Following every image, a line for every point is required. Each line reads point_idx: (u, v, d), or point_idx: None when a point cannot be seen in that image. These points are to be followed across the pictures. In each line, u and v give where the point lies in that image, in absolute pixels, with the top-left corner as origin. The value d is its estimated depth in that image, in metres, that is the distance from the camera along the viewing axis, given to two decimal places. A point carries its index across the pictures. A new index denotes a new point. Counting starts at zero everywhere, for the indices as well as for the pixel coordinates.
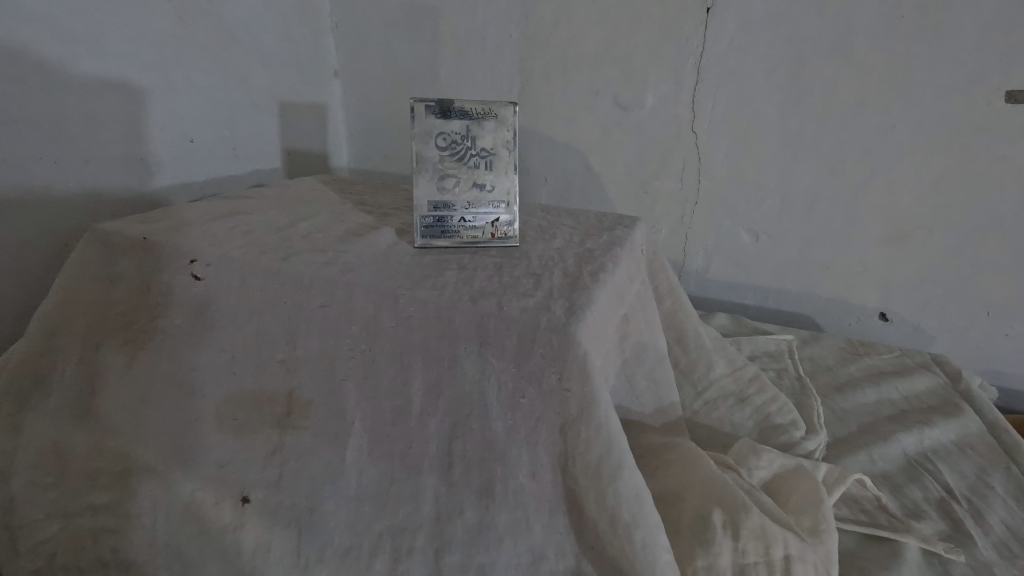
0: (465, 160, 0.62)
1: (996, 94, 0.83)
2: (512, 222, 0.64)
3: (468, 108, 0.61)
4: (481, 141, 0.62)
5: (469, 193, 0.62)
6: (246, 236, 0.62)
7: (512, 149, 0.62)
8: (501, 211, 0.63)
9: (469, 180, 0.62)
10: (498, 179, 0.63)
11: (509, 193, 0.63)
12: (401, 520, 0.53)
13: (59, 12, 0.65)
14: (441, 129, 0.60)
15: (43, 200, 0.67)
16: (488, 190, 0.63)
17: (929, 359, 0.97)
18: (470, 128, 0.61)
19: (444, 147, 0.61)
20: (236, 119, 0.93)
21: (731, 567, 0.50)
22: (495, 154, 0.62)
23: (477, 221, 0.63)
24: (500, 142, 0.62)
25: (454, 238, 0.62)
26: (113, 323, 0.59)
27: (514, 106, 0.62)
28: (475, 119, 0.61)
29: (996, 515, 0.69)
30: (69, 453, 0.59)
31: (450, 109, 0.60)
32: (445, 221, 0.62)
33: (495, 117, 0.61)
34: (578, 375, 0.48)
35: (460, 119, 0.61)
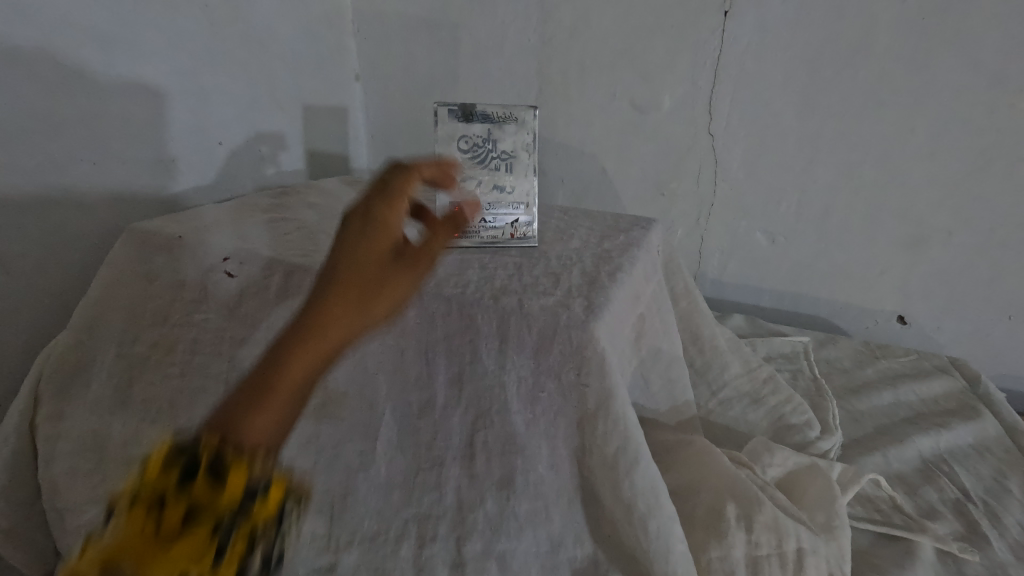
0: (486, 162, 0.64)
1: (1018, 96, 0.83)
2: (532, 223, 0.65)
3: (489, 112, 0.64)
4: (502, 144, 0.64)
5: (491, 195, 0.65)
6: (273, 235, 0.65)
7: (531, 152, 0.65)
8: (520, 212, 0.65)
9: (490, 181, 0.64)
10: (518, 181, 0.65)
11: (528, 194, 0.65)
12: (426, 508, 0.55)
13: (97, 21, 0.68)
14: (463, 131, 0.63)
15: (83, 201, 0.71)
16: (508, 191, 0.65)
17: (948, 362, 0.96)
18: (491, 131, 0.64)
19: (467, 149, 0.63)
20: (262, 122, 0.96)
21: (744, 559, 0.51)
22: (515, 157, 0.65)
23: (497, 220, 0.64)
24: (520, 144, 0.65)
25: (474, 238, 0.64)
26: (151, 318, 0.62)
27: (534, 110, 0.64)
28: (496, 122, 0.64)
29: (1012, 517, 0.69)
30: (109, 439, 0.63)
31: (472, 114, 0.63)
32: (466, 221, 0.64)
33: (515, 122, 0.64)
34: (597, 371, 0.50)
35: (482, 123, 0.64)
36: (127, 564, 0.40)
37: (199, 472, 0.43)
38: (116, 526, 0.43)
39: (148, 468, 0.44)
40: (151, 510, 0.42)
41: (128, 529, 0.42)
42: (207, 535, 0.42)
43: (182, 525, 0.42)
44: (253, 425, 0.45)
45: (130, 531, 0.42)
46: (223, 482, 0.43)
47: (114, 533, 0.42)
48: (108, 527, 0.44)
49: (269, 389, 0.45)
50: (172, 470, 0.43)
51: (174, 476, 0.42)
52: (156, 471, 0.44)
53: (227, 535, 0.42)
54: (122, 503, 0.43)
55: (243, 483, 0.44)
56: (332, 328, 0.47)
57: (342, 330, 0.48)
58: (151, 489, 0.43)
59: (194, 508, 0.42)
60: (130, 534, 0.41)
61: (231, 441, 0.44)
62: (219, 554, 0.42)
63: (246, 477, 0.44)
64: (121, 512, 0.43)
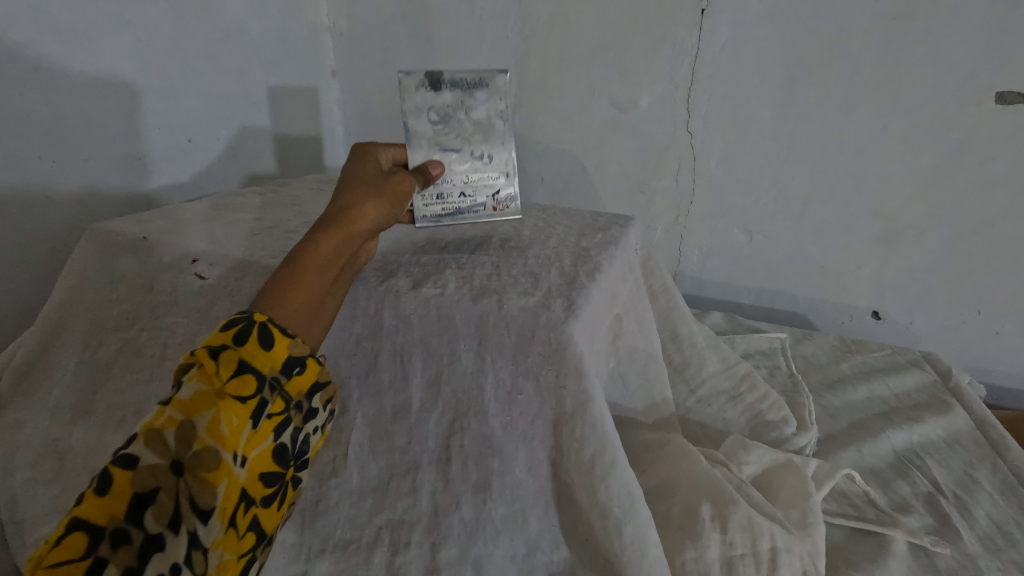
0: (460, 134, 0.61)
1: (987, 95, 0.84)
2: (512, 190, 0.65)
3: (458, 78, 0.60)
4: (475, 113, 0.61)
5: (469, 169, 0.62)
6: (247, 235, 0.63)
7: (505, 118, 0.62)
8: (501, 183, 0.64)
9: (467, 153, 0.61)
10: (496, 151, 0.63)
11: (507, 164, 0.63)
12: (399, 514, 0.53)
13: (56, 13, 0.65)
14: (433, 101, 0.59)
15: (45, 200, 0.68)
16: (486, 163, 0.62)
17: (921, 356, 0.98)
18: (462, 99, 0.60)
19: (437, 121, 0.60)
20: (236, 119, 0.94)
21: (719, 559, 0.51)
22: (490, 127, 0.62)
23: (477, 196, 0.63)
24: (494, 112, 0.62)
25: (455, 212, 0.63)
26: (115, 321, 0.60)
27: (504, 74, 0.61)
28: (466, 88, 0.61)
29: (981, 509, 0.71)
30: (70, 449, 0.60)
31: (439, 82, 0.59)
32: (447, 196, 0.62)
33: (486, 88, 0.61)
34: (574, 373, 0.49)
35: (452, 90, 0.60)
36: (204, 470, 0.38)
37: (268, 341, 0.43)
38: (166, 435, 0.38)
39: (205, 353, 0.41)
40: (216, 410, 0.39)
41: (197, 423, 0.38)
42: (279, 417, 0.42)
43: (261, 419, 0.41)
44: (294, 294, 0.46)
45: (211, 438, 0.38)
46: (297, 374, 0.44)
47: (168, 441, 0.38)
48: (140, 448, 0.37)
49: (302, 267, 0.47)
50: (247, 372, 0.41)
51: (253, 383, 0.41)
52: (220, 342, 0.41)
53: (290, 425, 0.43)
54: (173, 411, 0.39)
55: (302, 351, 0.45)
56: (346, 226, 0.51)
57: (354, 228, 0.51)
58: (219, 385, 0.40)
59: (271, 407, 0.42)
60: (215, 438, 0.38)
61: (276, 307, 0.45)
62: (276, 452, 0.42)
63: (297, 349, 0.44)
64: (180, 413, 0.39)
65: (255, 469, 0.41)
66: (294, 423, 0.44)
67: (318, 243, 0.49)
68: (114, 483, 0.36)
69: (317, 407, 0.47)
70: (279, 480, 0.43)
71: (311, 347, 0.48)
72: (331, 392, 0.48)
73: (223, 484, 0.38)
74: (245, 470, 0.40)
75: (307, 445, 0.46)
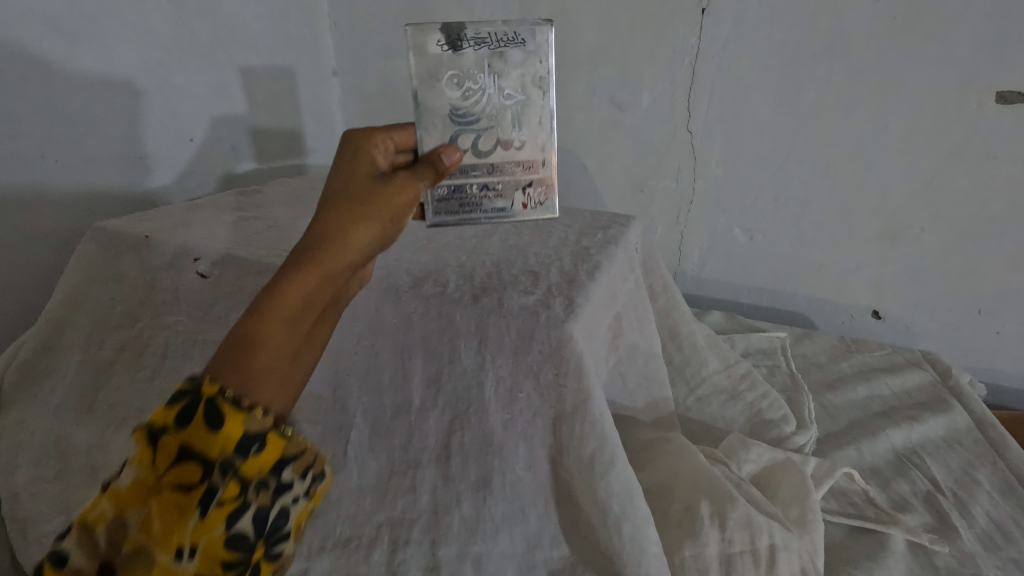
0: (485, 105, 0.53)
1: (987, 95, 0.84)
2: (545, 186, 0.57)
3: (484, 33, 0.52)
4: (505, 80, 0.53)
5: (495, 153, 0.55)
6: (248, 235, 0.63)
7: (544, 86, 0.54)
8: (532, 176, 0.56)
9: (493, 132, 0.54)
10: (530, 130, 0.55)
11: (544, 150, 0.55)
12: (400, 511, 0.53)
13: (59, 13, 0.65)
14: (450, 65, 0.52)
15: (48, 198, 0.68)
16: (517, 146, 0.55)
17: (920, 355, 0.98)
18: (489, 61, 0.52)
19: (457, 90, 0.53)
20: (238, 118, 0.94)
21: (718, 557, 0.51)
22: (524, 97, 0.54)
23: (501, 190, 0.56)
24: (530, 79, 0.53)
25: (474, 210, 0.56)
26: (117, 319, 0.60)
27: (545, 28, 0.52)
28: (493, 49, 0.52)
29: (980, 508, 0.71)
30: (72, 447, 0.60)
31: (460, 40, 0.52)
32: (463, 190, 0.56)
33: (520, 47, 0.52)
34: (574, 371, 0.49)
35: (476, 49, 0.52)
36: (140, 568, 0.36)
37: (215, 418, 0.37)
38: (97, 534, 0.37)
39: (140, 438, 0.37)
40: (149, 507, 0.37)
41: (130, 519, 0.37)
42: (234, 503, 0.37)
43: (209, 509, 0.36)
44: (260, 349, 0.39)
45: (142, 535, 0.37)
46: (255, 452, 0.38)
47: (99, 540, 0.37)
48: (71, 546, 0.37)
49: (276, 311, 0.40)
50: (186, 459, 0.37)
51: (194, 472, 0.37)
52: (158, 424, 0.37)
53: (248, 511, 0.38)
54: (106, 506, 0.37)
55: (261, 425, 0.38)
56: (331, 250, 0.42)
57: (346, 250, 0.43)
58: (156, 478, 0.37)
59: (224, 493, 0.36)
60: (148, 536, 0.37)
61: (234, 376, 0.38)
62: (233, 542, 0.37)
63: (255, 423, 0.38)
64: (112, 508, 0.37)
65: (205, 563, 0.36)
66: (258, 504, 0.38)
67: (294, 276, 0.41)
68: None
69: (291, 479, 0.41)
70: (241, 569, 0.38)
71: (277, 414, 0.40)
72: (310, 458, 0.43)
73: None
74: (191, 564, 0.36)
75: (282, 520, 0.40)
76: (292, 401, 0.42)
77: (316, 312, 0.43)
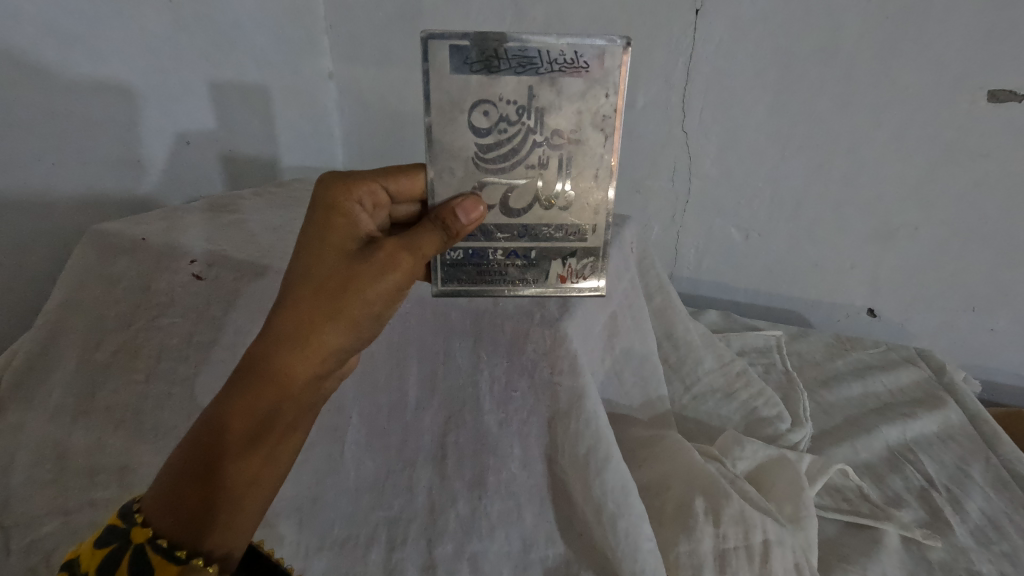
0: (525, 145, 0.49)
1: (979, 94, 0.84)
2: (590, 257, 0.53)
3: (532, 58, 0.47)
4: (557, 116, 0.49)
5: (531, 213, 0.51)
6: (244, 237, 0.64)
7: (605, 127, 0.49)
8: (574, 248, 0.52)
9: (531, 183, 0.50)
10: (579, 181, 0.51)
11: (594, 213, 0.51)
12: (396, 511, 0.54)
13: (55, 16, 0.66)
14: (489, 92, 0.48)
15: (42, 201, 0.68)
16: (558, 206, 0.51)
17: (915, 352, 0.98)
18: (535, 91, 0.48)
19: (492, 124, 0.48)
20: (233, 121, 0.94)
21: (712, 552, 0.51)
22: (579, 136, 0.49)
23: (530, 258, 0.52)
24: (587, 117, 0.49)
25: (492, 281, 0.52)
26: (113, 322, 0.61)
27: (615, 51, 0.47)
28: (543, 75, 0.47)
29: (974, 503, 0.71)
30: (67, 451, 0.59)
31: (502, 61, 0.47)
32: (483, 256, 0.52)
33: (581, 76, 0.48)
34: (569, 369, 0.50)
35: (519, 78, 0.47)
36: None
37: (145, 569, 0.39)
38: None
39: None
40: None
41: None
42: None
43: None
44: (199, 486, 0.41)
45: None
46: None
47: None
48: None
49: (225, 447, 0.41)
50: None
51: None
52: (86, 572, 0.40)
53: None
54: None
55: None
56: (282, 369, 0.43)
57: (309, 357, 0.44)
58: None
59: None
60: None
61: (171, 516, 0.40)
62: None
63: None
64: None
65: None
66: None
67: (237, 404, 0.42)
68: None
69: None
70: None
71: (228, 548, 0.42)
72: None
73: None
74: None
75: None
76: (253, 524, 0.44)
77: (276, 432, 0.44)
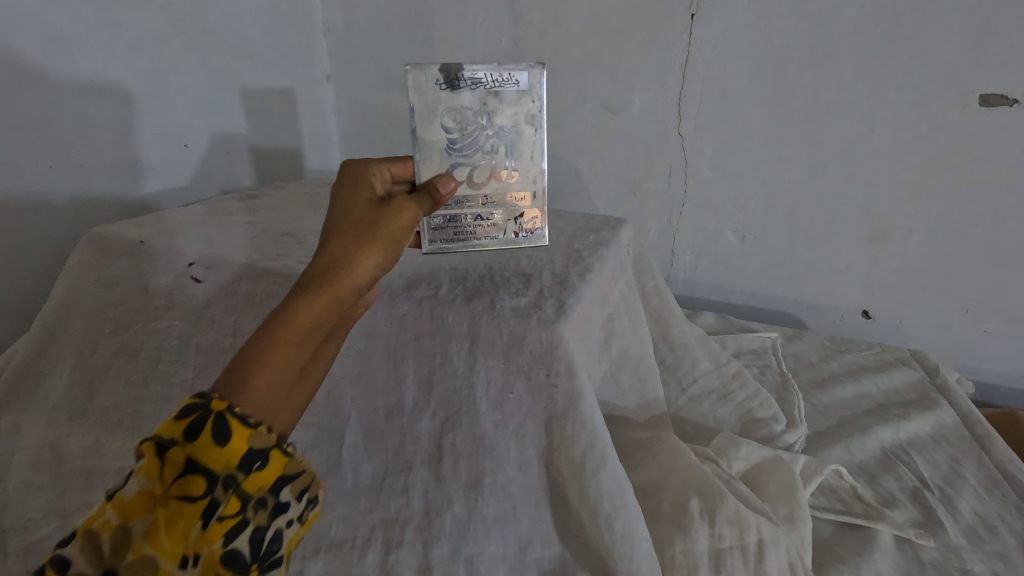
0: (481, 142, 0.55)
1: (971, 98, 0.85)
2: (535, 218, 0.59)
3: (481, 75, 0.54)
4: (499, 118, 0.55)
5: (490, 185, 0.56)
6: (242, 239, 0.64)
7: (536, 124, 0.56)
8: (526, 206, 0.58)
9: (488, 167, 0.56)
10: (523, 165, 0.57)
11: (534, 183, 0.57)
12: (393, 513, 0.54)
13: (54, 20, 0.66)
14: (448, 103, 0.53)
15: (41, 204, 0.68)
16: (509, 180, 0.57)
17: (909, 354, 0.99)
18: (485, 101, 0.54)
19: (454, 128, 0.54)
20: (232, 123, 0.94)
21: (707, 552, 0.52)
22: (519, 133, 0.56)
23: (493, 220, 0.58)
24: (522, 116, 0.56)
25: (467, 240, 0.58)
26: (111, 325, 0.61)
27: (539, 69, 0.55)
28: (489, 88, 0.54)
29: (966, 503, 0.72)
30: (66, 451, 0.60)
31: (458, 79, 0.53)
32: (458, 220, 0.57)
33: (515, 86, 0.55)
34: (565, 371, 0.50)
35: (472, 90, 0.54)
36: None
37: (222, 432, 0.36)
38: (102, 542, 0.35)
39: (152, 449, 0.36)
40: (156, 515, 0.36)
41: (135, 528, 0.35)
42: (234, 519, 0.36)
43: (210, 521, 0.35)
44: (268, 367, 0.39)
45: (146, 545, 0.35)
46: (258, 468, 0.37)
47: (104, 548, 0.35)
48: (75, 550, 0.35)
49: (281, 331, 0.40)
50: (196, 471, 0.36)
51: (203, 483, 0.35)
52: (171, 434, 0.36)
53: (247, 528, 0.36)
54: (112, 513, 0.36)
55: (266, 441, 0.38)
56: (347, 267, 0.43)
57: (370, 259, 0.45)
58: (164, 486, 0.36)
59: (223, 509, 0.35)
60: (153, 546, 0.35)
61: (241, 391, 0.38)
62: (230, 561, 0.35)
63: (261, 440, 0.37)
64: (117, 516, 0.36)
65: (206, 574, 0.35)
66: (256, 524, 0.37)
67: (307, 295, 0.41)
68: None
69: (288, 499, 0.39)
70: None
71: (280, 433, 0.39)
72: (308, 480, 0.41)
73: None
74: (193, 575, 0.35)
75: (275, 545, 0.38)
76: (293, 421, 0.41)
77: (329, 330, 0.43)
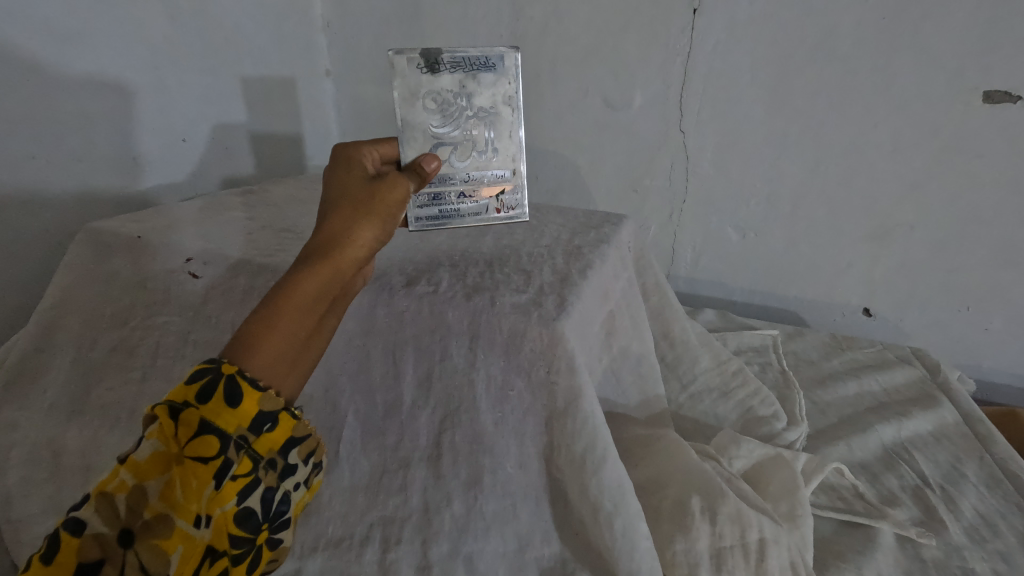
0: (462, 123, 0.56)
1: (974, 95, 0.85)
2: (517, 193, 0.59)
3: (460, 59, 0.55)
4: (478, 99, 0.57)
5: (470, 163, 0.57)
6: (241, 235, 0.64)
7: (513, 104, 0.58)
8: (507, 182, 0.59)
9: (467, 146, 0.57)
10: (501, 143, 0.58)
11: (514, 160, 0.59)
12: (392, 511, 0.53)
13: (50, 13, 0.65)
14: (429, 85, 0.55)
15: (39, 199, 0.68)
16: (489, 157, 0.58)
17: (910, 352, 0.99)
18: (464, 83, 0.56)
19: (435, 110, 0.55)
20: (230, 118, 0.93)
21: (707, 551, 0.52)
22: (497, 114, 0.57)
23: (477, 196, 0.58)
24: (500, 98, 0.57)
25: (452, 218, 0.58)
26: (109, 320, 0.60)
27: (514, 53, 0.57)
28: (468, 72, 0.56)
29: (968, 501, 0.72)
30: (63, 447, 0.60)
31: (438, 63, 0.55)
32: (442, 198, 0.57)
33: (492, 69, 0.56)
34: (566, 369, 0.50)
35: (452, 74, 0.55)
36: (158, 538, 0.35)
37: (234, 395, 0.36)
38: (116, 502, 0.35)
39: (165, 411, 0.36)
40: (170, 475, 0.36)
41: (149, 488, 0.36)
42: (247, 478, 0.36)
43: (224, 481, 0.35)
44: (276, 332, 0.38)
45: (163, 504, 0.36)
46: (268, 430, 0.37)
47: (118, 509, 0.35)
48: (90, 512, 0.35)
49: (288, 296, 0.39)
50: (209, 432, 0.35)
51: (216, 444, 0.35)
52: (183, 397, 0.36)
53: (259, 488, 0.37)
54: (126, 474, 0.36)
55: (276, 404, 0.38)
56: (350, 235, 0.43)
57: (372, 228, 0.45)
58: (177, 448, 0.36)
59: (236, 469, 0.36)
60: (169, 505, 0.36)
61: (249, 356, 0.37)
62: (243, 518, 0.36)
63: (271, 402, 0.37)
64: (132, 477, 0.36)
65: (219, 532, 0.36)
66: (266, 484, 0.38)
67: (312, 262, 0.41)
68: (61, 550, 0.34)
69: (297, 461, 0.40)
70: (248, 547, 0.37)
71: (286, 398, 0.39)
72: (314, 444, 0.41)
73: (179, 551, 0.35)
74: (207, 533, 0.36)
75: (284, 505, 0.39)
76: (301, 386, 0.41)
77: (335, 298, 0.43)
